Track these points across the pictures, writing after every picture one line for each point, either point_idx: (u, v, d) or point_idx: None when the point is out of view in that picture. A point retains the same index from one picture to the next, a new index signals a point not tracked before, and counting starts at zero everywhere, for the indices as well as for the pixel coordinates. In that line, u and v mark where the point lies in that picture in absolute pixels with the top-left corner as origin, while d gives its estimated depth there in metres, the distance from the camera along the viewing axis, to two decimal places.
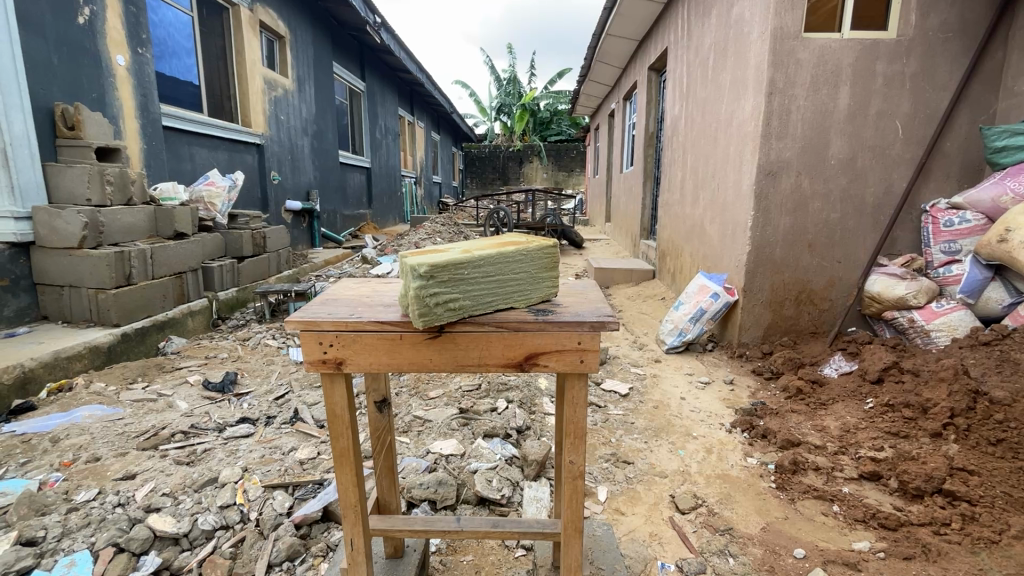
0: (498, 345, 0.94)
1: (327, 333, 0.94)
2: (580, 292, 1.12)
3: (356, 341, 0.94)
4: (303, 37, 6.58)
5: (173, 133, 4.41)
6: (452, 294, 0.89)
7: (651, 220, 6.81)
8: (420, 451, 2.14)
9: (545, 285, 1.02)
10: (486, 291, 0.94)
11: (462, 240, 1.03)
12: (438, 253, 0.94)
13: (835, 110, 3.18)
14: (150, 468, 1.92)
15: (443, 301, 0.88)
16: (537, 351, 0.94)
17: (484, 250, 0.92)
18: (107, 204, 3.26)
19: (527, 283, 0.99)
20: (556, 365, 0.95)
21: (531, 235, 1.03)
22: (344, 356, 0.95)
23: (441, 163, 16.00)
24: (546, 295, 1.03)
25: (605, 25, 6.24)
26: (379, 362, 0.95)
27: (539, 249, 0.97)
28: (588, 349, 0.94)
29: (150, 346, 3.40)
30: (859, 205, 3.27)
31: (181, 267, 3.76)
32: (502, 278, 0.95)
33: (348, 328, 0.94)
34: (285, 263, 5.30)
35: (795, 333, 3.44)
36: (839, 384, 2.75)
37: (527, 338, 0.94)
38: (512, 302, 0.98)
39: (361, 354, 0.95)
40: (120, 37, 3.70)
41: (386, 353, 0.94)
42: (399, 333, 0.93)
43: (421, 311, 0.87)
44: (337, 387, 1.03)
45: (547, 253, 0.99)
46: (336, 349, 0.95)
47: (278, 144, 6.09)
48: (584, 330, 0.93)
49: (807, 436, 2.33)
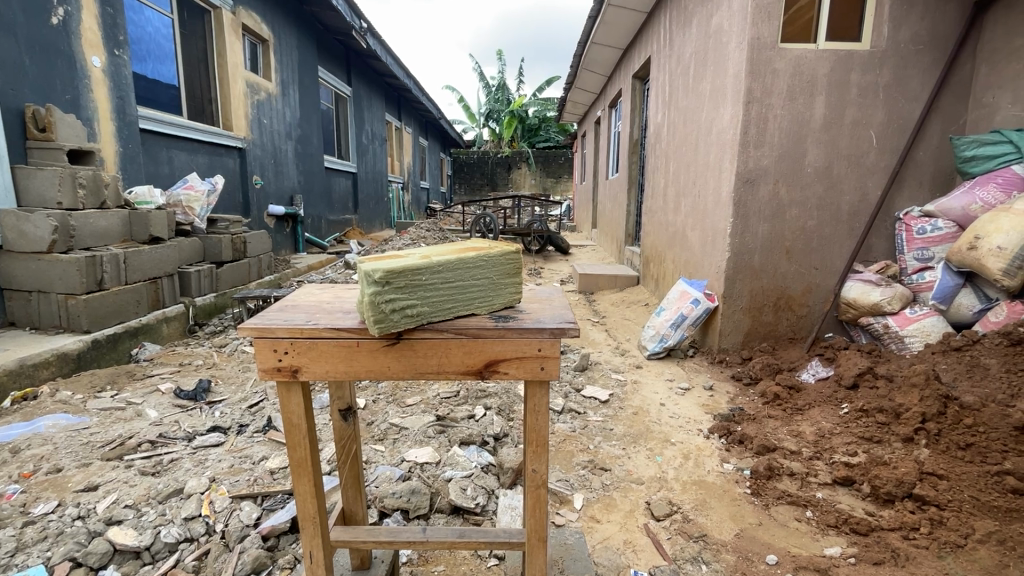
0: (458, 351, 0.92)
1: (282, 339, 0.91)
2: (546, 297, 1.12)
3: (312, 348, 0.92)
4: (287, 41, 6.55)
5: (150, 137, 4.35)
6: (409, 301, 0.88)
7: (635, 227, 6.85)
8: (395, 459, 2.10)
9: (507, 291, 1.01)
10: (444, 297, 0.92)
11: (424, 246, 1.02)
12: (397, 257, 0.93)
13: (812, 118, 3.22)
14: (113, 479, 1.86)
15: (399, 308, 0.87)
16: (495, 358, 0.93)
17: (444, 256, 0.91)
18: (79, 207, 3.19)
19: (490, 291, 0.99)
20: (516, 372, 0.94)
21: (494, 241, 1.02)
22: (301, 363, 0.93)
23: (428, 168, 15.99)
24: (508, 301, 1.02)
25: (590, 33, 6.30)
26: (336, 370, 0.93)
27: (506, 253, 0.97)
28: (548, 356, 0.93)
29: (122, 352, 3.32)
30: (835, 213, 3.32)
31: (157, 272, 3.68)
32: (464, 286, 0.94)
33: (304, 335, 0.91)
34: (267, 268, 5.23)
35: (773, 339, 3.47)
36: (815, 390, 2.77)
37: (487, 345, 0.92)
38: (474, 308, 0.97)
39: (318, 362, 0.93)
40: (96, 38, 3.64)
41: (344, 361, 0.92)
42: (356, 339, 0.91)
43: (377, 318, 0.86)
44: (293, 395, 1.01)
45: (511, 260, 0.98)
46: (292, 356, 0.93)
47: (260, 148, 6.02)
48: (545, 337, 0.91)
49: (783, 442, 2.34)
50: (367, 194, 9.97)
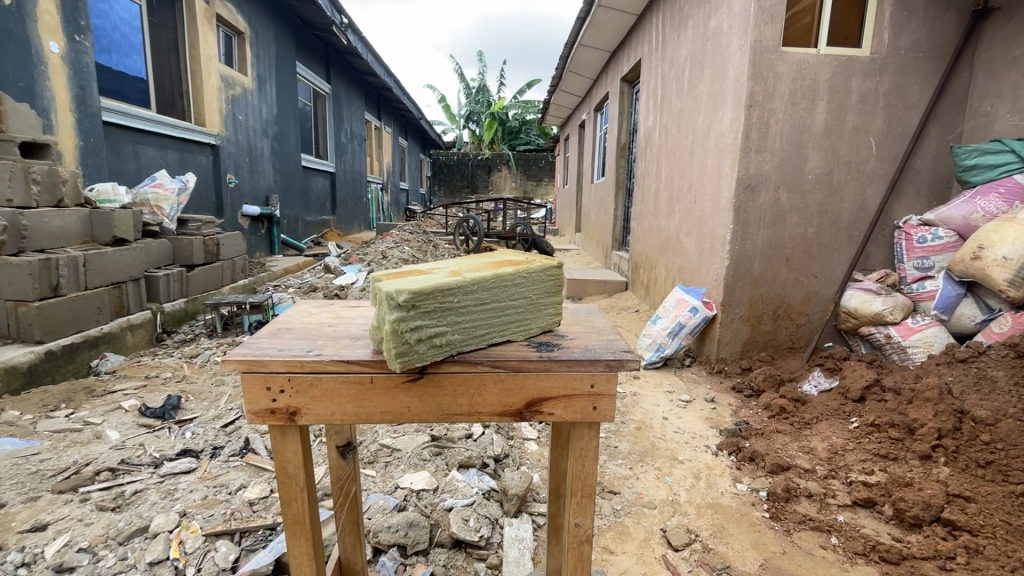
0: (495, 389, 0.78)
1: (278, 376, 0.76)
2: (586, 321, 0.97)
3: (316, 386, 0.77)
4: (264, 34, 6.26)
5: (113, 130, 4.05)
6: (441, 331, 0.74)
7: (622, 231, 6.78)
8: (388, 487, 1.92)
9: (547, 314, 0.88)
10: (480, 324, 0.79)
11: (450, 261, 0.88)
12: (419, 275, 0.79)
13: (813, 124, 3.17)
14: (66, 517, 1.63)
15: (430, 340, 0.73)
16: (540, 397, 0.79)
17: (480, 276, 0.78)
18: (32, 206, 2.92)
19: (529, 314, 0.85)
20: (561, 410, 0.80)
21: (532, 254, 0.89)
22: (300, 405, 0.78)
23: (408, 168, 15.71)
24: (547, 325, 0.89)
25: (577, 35, 6.22)
26: (341, 413, 0.78)
27: (546, 268, 0.84)
28: (602, 395, 0.80)
29: (80, 364, 3.04)
30: (834, 220, 3.27)
31: (121, 276, 3.40)
32: (500, 308, 0.80)
33: (306, 371, 0.76)
34: (241, 271, 4.94)
35: (772, 348, 3.40)
36: (821, 402, 2.68)
37: (529, 381, 0.78)
38: (511, 335, 0.84)
39: (320, 404, 0.78)
40: (55, 22, 3.36)
41: (352, 401, 0.77)
42: (371, 375, 0.76)
43: (399, 352, 0.70)
44: (290, 440, 0.87)
45: (553, 278, 0.85)
46: (289, 397, 0.77)
47: (234, 145, 5.72)
48: (599, 371, 0.79)
49: (795, 459, 2.24)
50: (345, 194, 9.68)
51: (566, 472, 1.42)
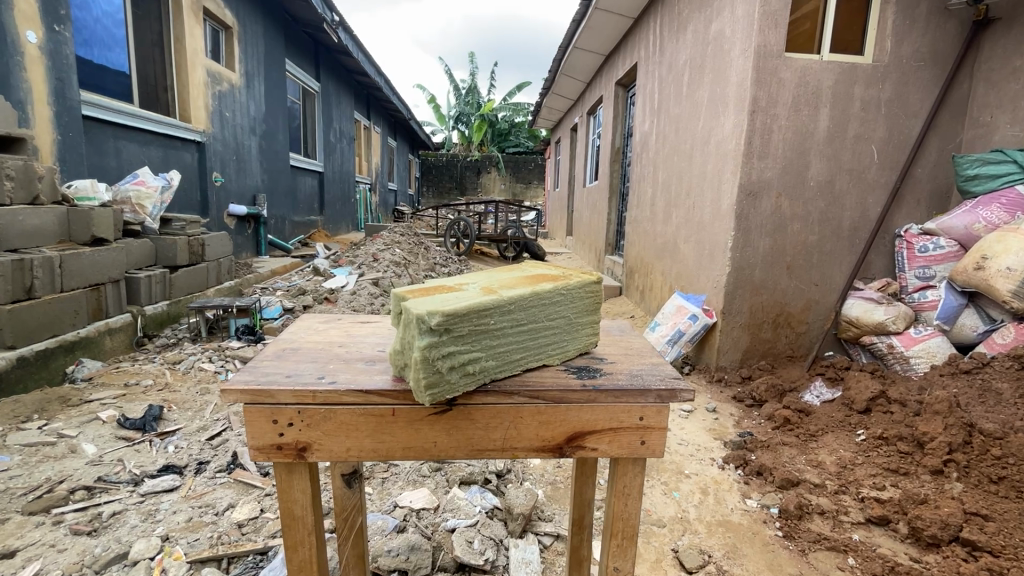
0: (532, 423, 0.82)
1: (288, 409, 0.77)
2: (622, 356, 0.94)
3: (329, 419, 0.79)
4: (252, 30, 6.10)
5: (93, 124, 3.88)
6: (480, 359, 0.77)
7: (616, 236, 6.75)
8: (386, 506, 1.83)
9: (584, 335, 0.93)
10: (519, 348, 0.83)
11: (483, 280, 0.91)
12: (446, 295, 0.81)
13: (815, 130, 3.14)
14: (36, 542, 1.50)
15: (470, 368, 0.77)
16: (582, 436, 0.84)
17: (519, 302, 0.81)
18: (6, 203, 2.77)
19: (567, 336, 0.90)
20: (600, 442, 0.85)
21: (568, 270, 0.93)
22: (311, 441, 0.79)
23: (396, 168, 15.53)
24: (585, 346, 0.94)
25: (573, 38, 6.17)
26: (359, 445, 0.80)
27: (573, 287, 0.88)
28: (651, 429, 0.85)
29: (55, 371, 2.88)
30: (836, 228, 3.24)
31: (100, 278, 3.24)
32: (530, 330, 0.83)
33: (319, 404, 0.78)
34: (227, 273, 4.78)
35: (772, 357, 3.36)
36: (825, 414, 2.64)
37: (569, 415, 0.83)
38: (548, 357, 0.88)
39: (334, 438, 0.80)
40: (33, 10, 3.19)
41: (373, 432, 0.80)
42: (390, 407, 0.79)
43: (432, 381, 0.72)
44: (296, 480, 0.86)
45: (588, 298, 0.89)
46: (302, 433, 0.79)
47: (221, 143, 5.56)
48: (649, 401, 0.83)
49: (804, 474, 2.19)
50: (333, 194, 9.50)
51: (592, 502, 1.38)
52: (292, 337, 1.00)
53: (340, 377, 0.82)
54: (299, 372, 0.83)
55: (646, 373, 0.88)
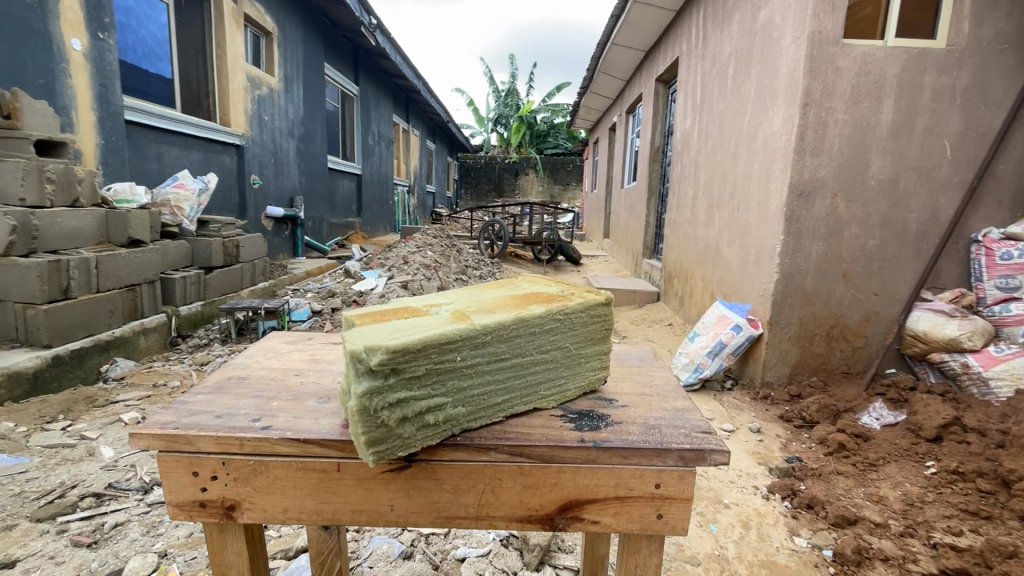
0: (515, 488, 0.81)
1: (210, 459, 0.78)
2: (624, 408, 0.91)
3: (257, 473, 0.79)
4: (292, 35, 6.22)
5: (136, 129, 3.99)
6: (443, 407, 0.76)
7: (654, 239, 6.47)
8: (394, 528, 1.71)
9: (584, 377, 0.94)
10: (490, 393, 0.82)
11: (459, 306, 0.88)
12: (411, 324, 0.79)
13: (877, 124, 2.83)
14: (37, 553, 1.46)
15: (431, 417, 0.75)
16: (574, 503, 0.82)
17: (489, 343, 0.79)
18: (46, 205, 2.84)
19: (561, 378, 0.90)
20: (603, 515, 0.82)
21: (560, 299, 0.91)
22: (239, 498, 0.80)
23: (434, 171, 15.62)
24: (587, 387, 0.95)
25: (611, 34, 5.95)
26: (290, 500, 0.80)
27: (543, 317, 0.85)
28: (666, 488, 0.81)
29: (89, 370, 2.93)
30: (900, 231, 2.92)
31: (135, 278, 3.30)
32: (493, 369, 0.81)
33: (245, 460, 0.79)
34: (261, 275, 4.85)
35: (824, 373, 3.05)
36: (887, 440, 2.33)
37: (564, 479, 0.80)
38: (534, 400, 0.88)
39: (262, 495, 0.80)
40: (77, 18, 3.29)
41: (317, 487, 0.80)
42: (336, 462, 0.79)
43: (379, 437, 0.71)
44: (230, 541, 0.87)
45: (578, 335, 0.90)
46: (231, 491, 0.80)
47: (259, 146, 5.67)
48: (670, 464, 0.80)
49: (862, 510, 1.93)
50: (371, 197, 9.61)
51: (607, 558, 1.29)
52: (246, 363, 1.05)
53: (278, 421, 0.81)
54: (233, 412, 0.84)
55: (667, 428, 0.84)
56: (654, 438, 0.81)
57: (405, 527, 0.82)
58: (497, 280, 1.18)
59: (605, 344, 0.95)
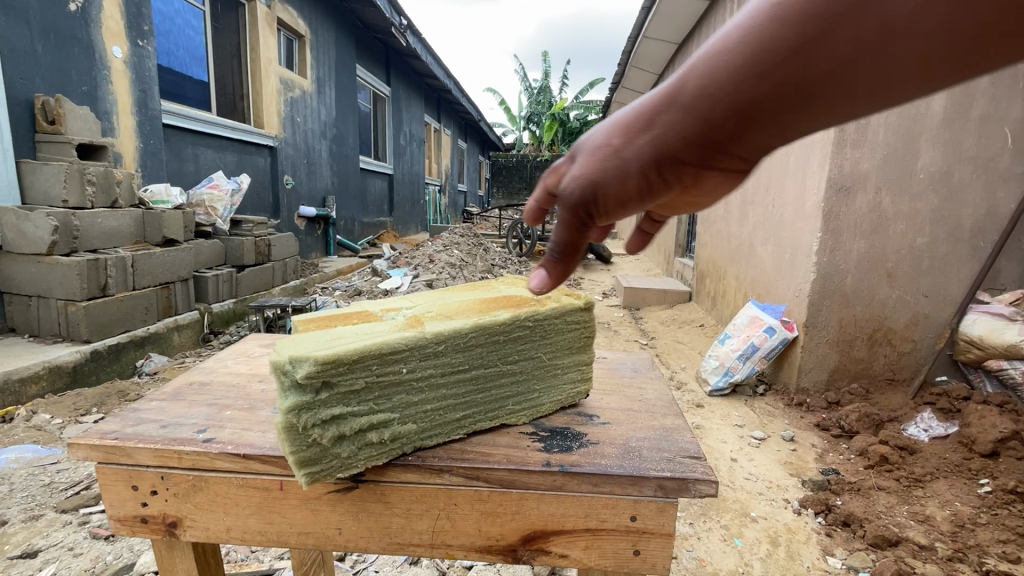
0: (473, 513, 0.81)
1: (148, 474, 0.82)
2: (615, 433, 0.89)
3: (195, 489, 0.83)
4: (324, 37, 6.33)
5: (174, 132, 4.13)
6: (391, 422, 0.78)
7: (687, 237, 6.26)
8: None
9: (558, 391, 0.97)
10: (443, 407, 0.84)
11: (417, 316, 0.90)
12: (359, 334, 0.81)
13: (928, 112, 2.62)
14: (58, 544, 1.53)
15: (379, 431, 0.78)
16: (537, 532, 0.80)
17: (442, 353, 0.81)
18: (87, 206, 2.96)
19: (525, 393, 0.93)
20: (571, 548, 0.81)
21: (524, 303, 0.92)
22: (180, 514, 0.84)
23: (465, 170, 15.70)
24: (558, 402, 0.98)
25: (642, 26, 5.79)
26: (226, 516, 0.83)
27: (494, 329, 0.85)
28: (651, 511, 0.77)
29: (125, 364, 3.06)
30: (953, 228, 2.69)
31: (169, 277, 3.41)
32: (435, 385, 0.82)
33: (184, 478, 0.82)
34: (292, 273, 4.96)
35: (866, 379, 2.86)
36: (934, 454, 2.17)
37: (524, 507, 0.80)
38: (495, 414, 0.90)
39: (201, 511, 0.84)
40: (119, 27, 3.43)
41: (260, 502, 0.82)
42: (278, 481, 0.81)
43: (312, 456, 0.73)
44: (179, 558, 0.92)
45: (544, 345, 0.92)
46: (173, 508, 0.84)
47: (292, 147, 5.81)
48: (647, 494, 0.77)
49: (905, 531, 1.79)
50: (402, 196, 9.72)
51: None
52: (212, 368, 1.16)
53: (222, 434, 0.85)
54: (181, 422, 0.89)
55: (649, 451, 0.83)
56: (632, 464, 0.78)
57: (356, 552, 0.84)
58: (469, 284, 1.19)
59: (563, 358, 0.95)
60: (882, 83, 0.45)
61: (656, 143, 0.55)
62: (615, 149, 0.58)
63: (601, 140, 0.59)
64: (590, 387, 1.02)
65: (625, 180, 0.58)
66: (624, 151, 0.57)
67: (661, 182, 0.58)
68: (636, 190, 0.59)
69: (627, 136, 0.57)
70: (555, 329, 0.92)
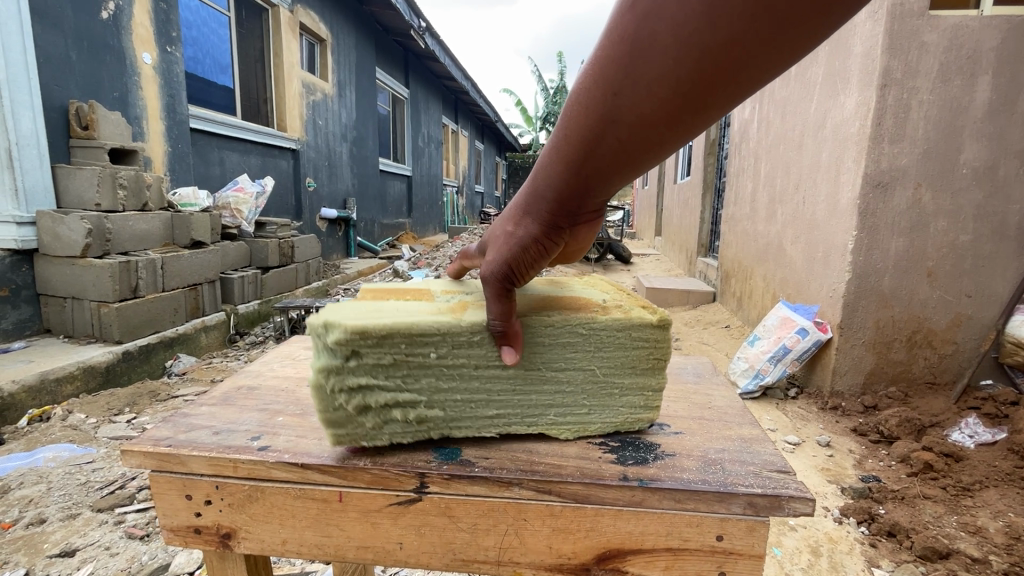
0: (545, 532, 0.78)
1: (203, 484, 0.81)
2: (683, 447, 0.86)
3: (252, 501, 0.81)
4: (344, 41, 6.38)
5: (201, 136, 4.19)
6: (418, 406, 0.83)
7: (710, 236, 6.15)
8: None
9: (614, 412, 0.90)
10: (473, 402, 0.85)
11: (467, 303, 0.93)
12: (405, 312, 0.87)
13: (971, 105, 2.51)
14: (95, 543, 1.56)
15: (403, 413, 0.83)
16: (610, 552, 0.77)
17: (477, 351, 0.82)
18: (118, 209, 3.02)
19: (569, 408, 0.89)
20: (649, 569, 0.77)
21: (582, 311, 0.88)
22: (236, 526, 0.83)
23: (483, 171, 15.70)
24: (613, 425, 0.91)
25: None
26: (283, 528, 0.82)
27: (533, 332, 0.84)
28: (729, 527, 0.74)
29: (156, 365, 3.11)
30: (998, 225, 2.57)
31: (197, 278, 3.47)
32: (466, 378, 0.84)
33: (241, 489, 0.81)
34: (315, 274, 5.00)
35: (905, 382, 2.76)
36: (982, 461, 2.09)
37: (595, 526, 0.76)
38: (532, 423, 0.88)
39: (256, 522, 0.82)
40: (147, 33, 3.50)
41: (319, 515, 0.81)
42: (337, 492, 0.80)
43: (337, 420, 0.80)
44: (230, 567, 0.91)
45: (598, 360, 0.87)
46: (229, 520, 0.83)
47: (315, 150, 5.87)
48: (736, 512, 0.73)
49: (956, 542, 1.71)
50: (421, 198, 9.76)
51: None
52: (257, 373, 1.15)
53: (277, 442, 0.84)
54: (234, 429, 0.88)
55: (732, 464, 0.80)
56: (717, 480, 0.75)
57: (418, 567, 0.82)
58: (544, 278, 1.18)
59: (622, 377, 0.88)
60: (645, 149, 0.66)
61: (533, 220, 0.76)
62: (510, 234, 0.79)
63: (501, 233, 0.81)
64: (656, 417, 0.92)
65: (523, 253, 0.78)
66: (516, 233, 0.78)
67: (550, 243, 0.78)
68: (538, 255, 0.79)
69: (515, 224, 0.79)
70: (615, 343, 0.87)
